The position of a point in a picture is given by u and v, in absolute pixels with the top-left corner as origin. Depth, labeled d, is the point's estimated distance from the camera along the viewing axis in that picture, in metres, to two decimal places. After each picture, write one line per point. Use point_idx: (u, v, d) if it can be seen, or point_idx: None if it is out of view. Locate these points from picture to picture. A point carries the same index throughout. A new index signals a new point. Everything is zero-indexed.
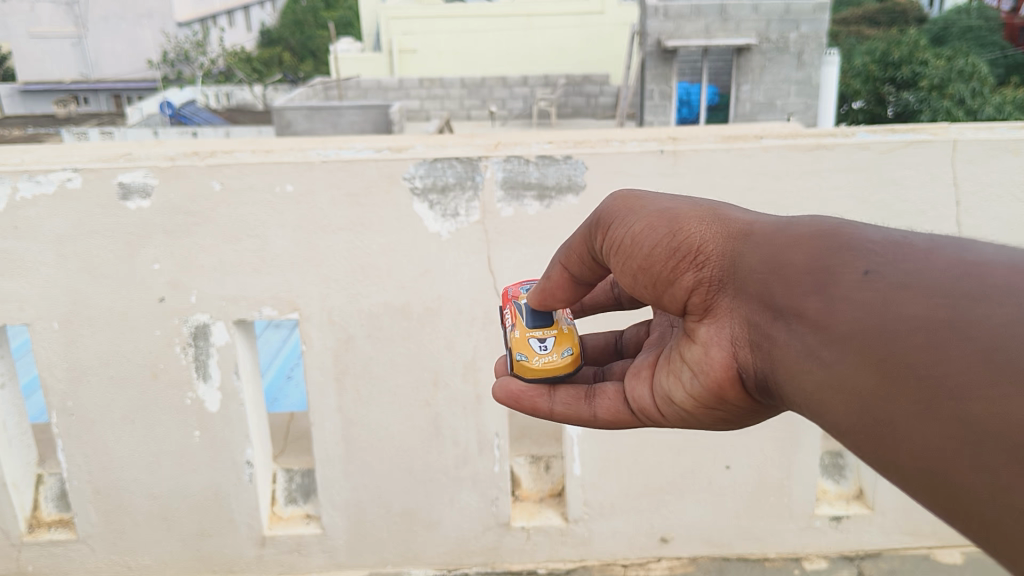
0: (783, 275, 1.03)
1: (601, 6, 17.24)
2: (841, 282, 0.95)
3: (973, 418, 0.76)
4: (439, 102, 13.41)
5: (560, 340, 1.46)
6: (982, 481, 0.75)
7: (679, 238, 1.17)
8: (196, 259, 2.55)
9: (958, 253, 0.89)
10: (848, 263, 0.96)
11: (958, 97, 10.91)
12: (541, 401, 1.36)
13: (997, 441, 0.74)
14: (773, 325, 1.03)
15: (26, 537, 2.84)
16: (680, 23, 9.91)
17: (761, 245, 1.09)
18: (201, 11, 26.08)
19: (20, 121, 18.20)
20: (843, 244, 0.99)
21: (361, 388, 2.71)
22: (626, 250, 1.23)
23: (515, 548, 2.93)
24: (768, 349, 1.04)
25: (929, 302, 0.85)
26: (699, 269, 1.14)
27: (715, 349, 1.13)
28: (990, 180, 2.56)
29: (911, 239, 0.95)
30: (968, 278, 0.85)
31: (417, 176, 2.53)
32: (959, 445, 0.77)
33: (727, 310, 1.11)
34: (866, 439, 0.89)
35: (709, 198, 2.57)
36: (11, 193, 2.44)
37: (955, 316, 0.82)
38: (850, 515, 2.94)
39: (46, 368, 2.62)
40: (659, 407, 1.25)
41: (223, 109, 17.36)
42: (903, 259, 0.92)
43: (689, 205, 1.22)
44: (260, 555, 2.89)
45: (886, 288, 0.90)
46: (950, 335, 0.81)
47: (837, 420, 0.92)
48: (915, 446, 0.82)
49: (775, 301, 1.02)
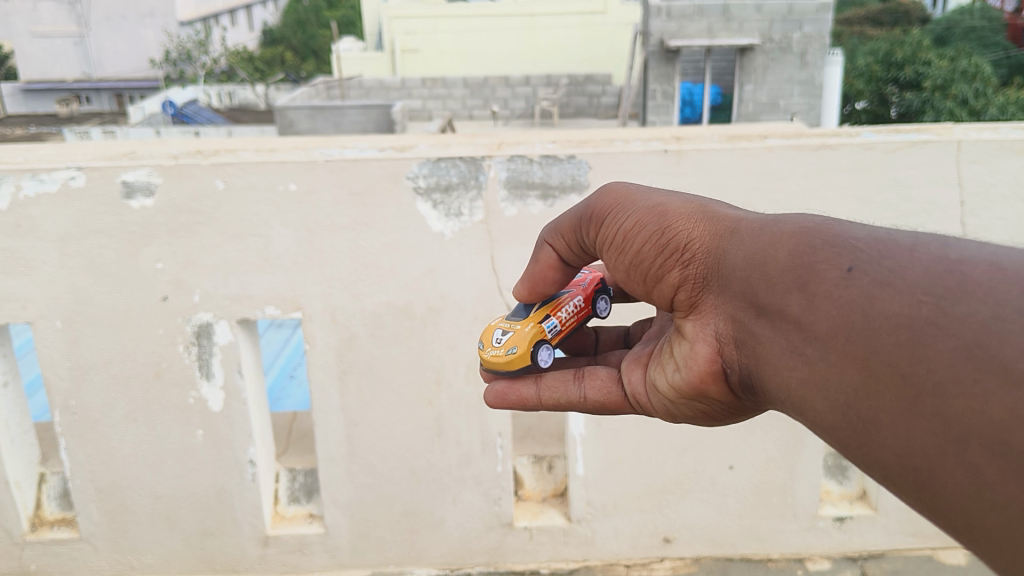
0: (763, 272, 0.97)
1: (604, 6, 17.21)
2: (823, 280, 0.89)
3: (954, 415, 0.73)
4: (441, 102, 13.41)
5: (521, 333, 1.43)
6: (965, 479, 0.72)
7: (667, 235, 1.14)
8: (198, 258, 2.55)
9: (942, 249, 0.82)
10: (829, 260, 0.89)
11: (962, 97, 10.84)
12: (528, 390, 1.32)
13: (979, 439, 0.71)
14: (755, 322, 0.99)
15: (29, 535, 2.83)
16: (683, 24, 9.91)
17: (743, 241, 1.04)
18: (203, 11, 26.08)
19: (22, 120, 18.21)
20: (824, 239, 0.93)
21: (363, 387, 2.71)
22: (617, 244, 1.21)
23: (518, 548, 2.93)
24: (751, 346, 1.00)
25: (912, 299, 0.79)
26: (685, 266, 1.12)
27: (700, 345, 1.10)
28: (994, 179, 2.55)
29: (893, 234, 0.88)
30: (950, 274, 0.79)
31: (421, 176, 2.53)
32: (943, 441, 0.74)
33: (711, 308, 1.08)
34: (849, 436, 0.85)
35: (713, 198, 2.56)
36: (14, 192, 2.44)
37: (938, 313, 0.77)
38: (853, 515, 2.93)
39: (49, 367, 2.62)
40: (648, 393, 1.23)
41: (226, 109, 17.36)
42: (884, 254, 0.85)
43: (677, 200, 1.18)
44: (262, 555, 2.89)
45: (868, 285, 0.84)
46: (934, 332, 0.76)
47: (821, 420, 0.88)
48: (898, 444, 0.79)
49: (757, 298, 0.98)
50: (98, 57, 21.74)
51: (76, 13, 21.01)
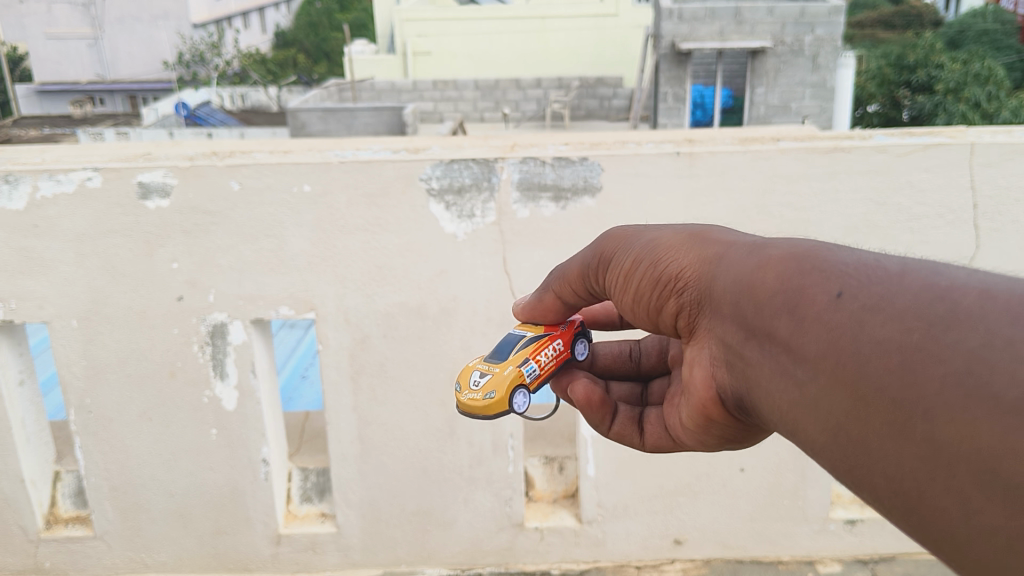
0: (752, 295, 0.97)
1: (616, 9, 17.16)
2: (812, 304, 0.88)
3: (945, 441, 0.72)
4: (453, 105, 13.52)
5: (484, 372, 1.48)
6: (954, 506, 0.71)
7: (660, 265, 1.14)
8: (214, 258, 2.58)
9: (932, 278, 0.80)
10: (819, 285, 0.88)
11: (974, 101, 10.73)
12: (636, 439, 1.34)
13: (967, 465, 0.70)
14: (748, 345, 0.98)
15: (44, 533, 2.86)
16: (694, 26, 9.88)
17: (733, 266, 1.04)
18: (218, 13, 26.30)
19: (38, 121, 18.35)
20: (815, 264, 0.92)
21: (376, 388, 2.72)
22: (620, 281, 1.22)
23: (528, 548, 2.94)
24: (742, 369, 1.00)
25: (902, 325, 0.78)
26: (681, 293, 1.12)
27: (699, 369, 1.10)
28: (1009, 182, 2.53)
29: (883, 261, 0.87)
30: (940, 301, 0.77)
31: (435, 177, 2.54)
32: (932, 466, 0.73)
33: (707, 332, 1.07)
34: (840, 458, 0.84)
35: (725, 201, 2.57)
36: (32, 193, 2.47)
37: (929, 339, 0.75)
38: (864, 519, 2.93)
39: (65, 366, 2.65)
40: (679, 429, 1.23)
41: (239, 110, 17.51)
42: (875, 279, 0.84)
43: (668, 231, 1.19)
44: (275, 554, 2.90)
45: (857, 310, 0.83)
46: (924, 359, 0.75)
47: (811, 443, 0.87)
48: (889, 468, 0.78)
49: (746, 321, 0.98)
50: (112, 58, 21.91)
51: (90, 15, 21.19)
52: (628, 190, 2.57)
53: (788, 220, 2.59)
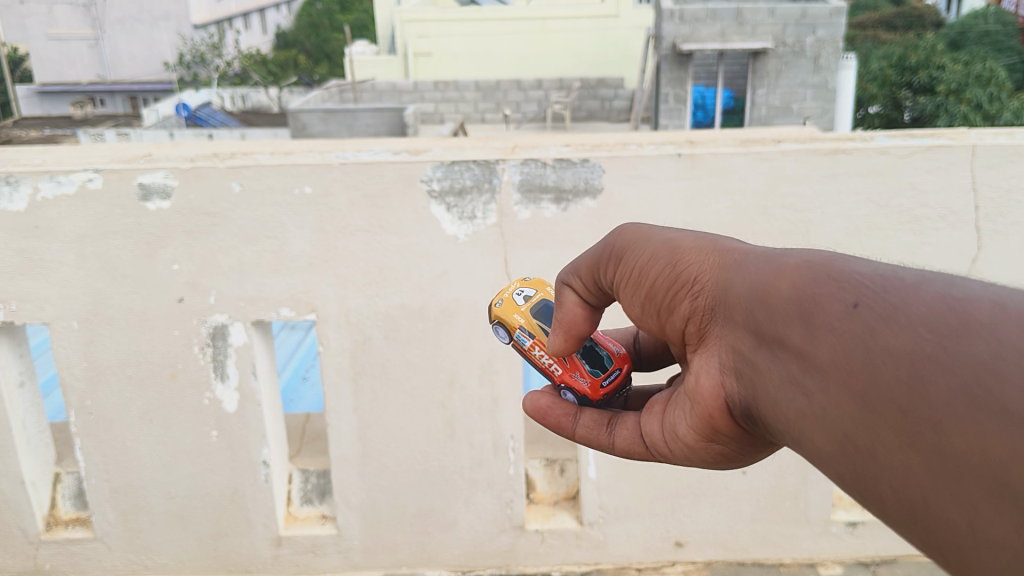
0: (766, 302, 0.97)
1: (617, 10, 17.15)
2: (826, 313, 0.87)
3: (952, 453, 0.72)
4: (453, 105, 13.58)
5: (527, 301, 1.56)
6: (961, 517, 0.71)
7: (679, 269, 1.13)
8: (214, 259, 2.57)
9: (946, 287, 0.79)
10: (834, 294, 0.88)
11: (975, 102, 10.72)
12: (603, 437, 1.30)
13: (974, 476, 0.70)
14: (759, 353, 0.98)
15: (44, 535, 2.85)
16: (695, 27, 9.88)
17: (748, 274, 1.03)
18: (219, 14, 26.34)
19: (39, 121, 18.37)
20: (830, 273, 0.91)
21: (377, 389, 2.72)
22: (631, 282, 1.20)
23: (529, 551, 2.93)
24: (752, 377, 0.99)
25: (915, 335, 0.77)
26: (694, 299, 1.11)
27: (704, 378, 1.09)
28: (1011, 184, 2.52)
29: (899, 271, 0.86)
30: (954, 311, 0.76)
31: (435, 179, 2.53)
32: (940, 477, 0.73)
33: (719, 341, 1.07)
34: (849, 469, 0.83)
35: (727, 202, 2.56)
36: (33, 193, 2.47)
37: (941, 351, 0.75)
38: (866, 521, 2.92)
39: (65, 367, 2.64)
40: (665, 439, 1.19)
41: (240, 111, 17.53)
42: (890, 289, 0.83)
43: (684, 236, 1.18)
44: (275, 555, 2.90)
45: (872, 320, 0.82)
46: (934, 369, 0.74)
47: (819, 453, 0.87)
48: (897, 478, 0.78)
49: (759, 328, 0.97)
50: (112, 58, 21.92)
51: (90, 16, 21.22)
52: (630, 192, 2.56)
53: (789, 222, 2.58)
